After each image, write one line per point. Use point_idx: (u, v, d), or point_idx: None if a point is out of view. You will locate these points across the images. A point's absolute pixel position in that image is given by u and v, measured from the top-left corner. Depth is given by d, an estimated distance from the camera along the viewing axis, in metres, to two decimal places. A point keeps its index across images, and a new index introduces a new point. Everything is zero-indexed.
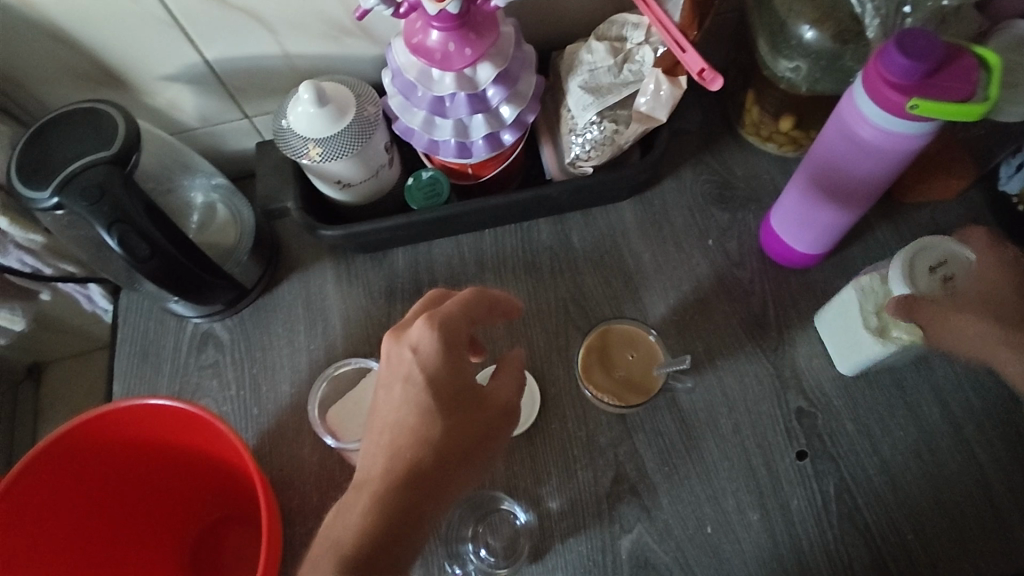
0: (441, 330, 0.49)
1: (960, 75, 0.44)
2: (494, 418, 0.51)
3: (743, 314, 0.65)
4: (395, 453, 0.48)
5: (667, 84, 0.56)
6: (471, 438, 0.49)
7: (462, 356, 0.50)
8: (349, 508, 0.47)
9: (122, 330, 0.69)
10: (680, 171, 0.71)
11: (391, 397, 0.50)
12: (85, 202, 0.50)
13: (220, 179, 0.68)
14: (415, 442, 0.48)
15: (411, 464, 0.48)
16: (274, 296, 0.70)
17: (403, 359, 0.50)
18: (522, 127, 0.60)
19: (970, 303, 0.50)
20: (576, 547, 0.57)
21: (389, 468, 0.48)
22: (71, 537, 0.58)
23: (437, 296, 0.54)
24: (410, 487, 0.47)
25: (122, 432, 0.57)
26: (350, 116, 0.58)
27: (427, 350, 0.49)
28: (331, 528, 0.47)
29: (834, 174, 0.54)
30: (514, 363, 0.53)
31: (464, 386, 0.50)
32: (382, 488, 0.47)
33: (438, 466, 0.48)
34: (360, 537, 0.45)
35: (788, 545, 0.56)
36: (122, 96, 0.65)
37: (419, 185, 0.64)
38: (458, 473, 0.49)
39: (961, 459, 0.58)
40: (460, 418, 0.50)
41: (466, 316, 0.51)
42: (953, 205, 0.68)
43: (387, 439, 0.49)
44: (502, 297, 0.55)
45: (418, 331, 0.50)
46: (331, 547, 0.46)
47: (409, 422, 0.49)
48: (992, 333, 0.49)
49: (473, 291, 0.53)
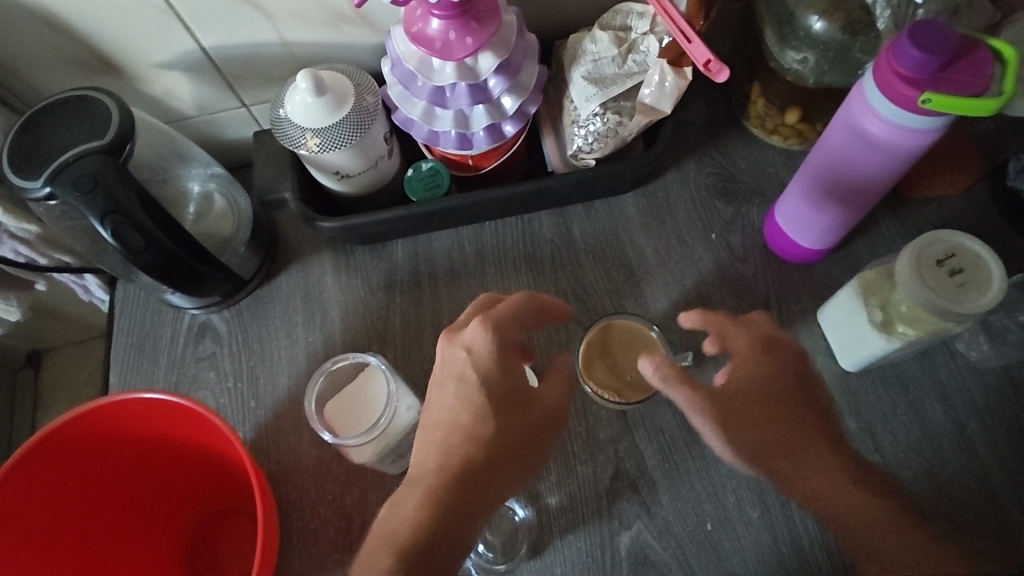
0: (498, 331, 0.51)
1: (974, 69, 0.43)
2: (542, 423, 0.53)
3: (746, 310, 0.64)
4: (449, 449, 0.49)
5: (672, 76, 0.56)
6: (523, 440, 0.51)
7: (514, 358, 0.52)
8: (402, 505, 0.47)
9: (119, 321, 0.68)
10: (684, 164, 0.71)
11: (444, 395, 0.51)
12: (78, 192, 0.49)
13: (218, 168, 0.67)
14: (469, 439, 0.49)
15: (466, 460, 0.48)
16: (272, 288, 0.69)
17: (458, 359, 0.51)
18: (524, 118, 0.59)
19: (738, 409, 0.53)
20: (575, 544, 0.57)
21: (443, 464, 0.48)
22: (65, 533, 0.58)
23: (488, 299, 0.56)
24: (463, 483, 0.47)
25: (114, 428, 0.56)
26: (348, 106, 0.56)
27: (480, 349, 0.51)
28: (383, 525, 0.46)
29: (843, 170, 0.53)
30: (562, 371, 0.55)
31: (515, 389, 0.52)
32: (437, 481, 0.47)
33: (490, 463, 0.49)
34: (416, 530, 0.44)
35: (789, 544, 0.56)
36: (118, 85, 0.64)
37: (419, 176, 0.63)
38: (508, 473, 0.49)
39: (965, 457, 0.57)
40: (513, 418, 0.51)
41: (517, 320, 0.53)
42: (960, 201, 0.67)
43: (440, 435, 0.50)
44: (551, 301, 0.57)
45: (472, 332, 0.51)
46: (386, 539, 0.45)
47: (462, 419, 0.50)
48: (756, 431, 0.52)
49: (523, 295, 0.55)
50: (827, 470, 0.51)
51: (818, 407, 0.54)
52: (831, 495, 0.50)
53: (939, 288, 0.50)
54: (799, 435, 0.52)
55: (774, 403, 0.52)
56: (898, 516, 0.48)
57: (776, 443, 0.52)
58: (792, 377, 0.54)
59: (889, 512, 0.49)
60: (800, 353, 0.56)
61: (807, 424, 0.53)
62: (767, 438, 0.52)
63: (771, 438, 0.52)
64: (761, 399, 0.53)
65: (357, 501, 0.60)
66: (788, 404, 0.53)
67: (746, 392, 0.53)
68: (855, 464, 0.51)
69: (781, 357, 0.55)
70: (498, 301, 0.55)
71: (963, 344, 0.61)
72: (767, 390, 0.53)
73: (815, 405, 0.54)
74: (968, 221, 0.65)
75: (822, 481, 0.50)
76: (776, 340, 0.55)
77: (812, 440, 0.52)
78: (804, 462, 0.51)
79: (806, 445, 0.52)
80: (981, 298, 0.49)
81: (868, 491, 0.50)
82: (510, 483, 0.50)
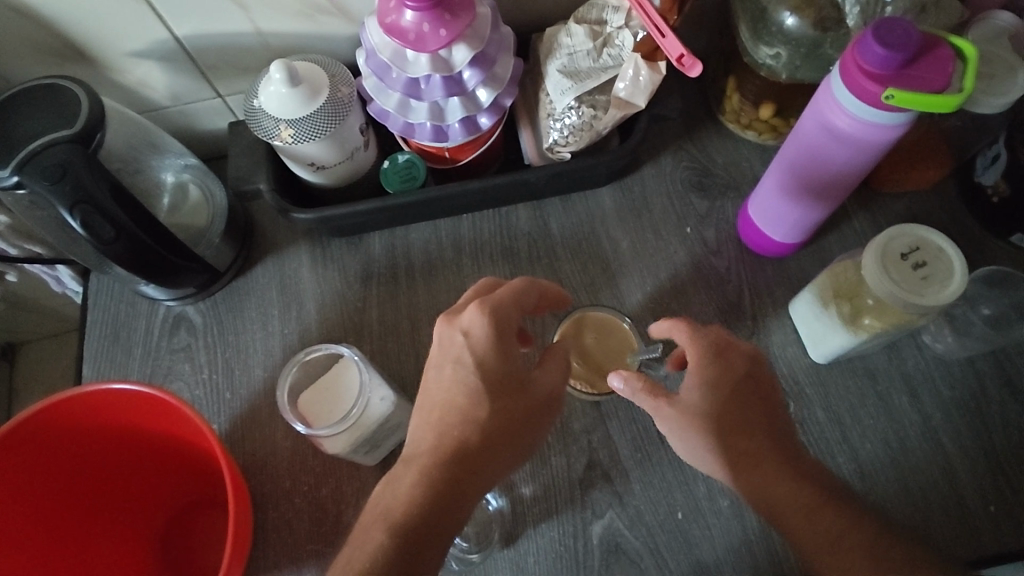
0: (496, 315, 0.50)
1: (936, 65, 0.44)
2: (542, 409, 0.52)
3: (719, 302, 0.65)
4: (444, 431, 0.49)
5: (646, 70, 0.55)
6: (517, 425, 0.50)
7: (512, 344, 0.51)
8: (398, 481, 0.48)
9: (92, 313, 0.68)
10: (660, 158, 0.71)
11: (440, 377, 0.51)
12: (46, 181, 0.49)
13: (192, 159, 0.66)
14: (464, 421, 0.49)
15: (460, 442, 0.48)
16: (248, 280, 0.69)
17: (455, 342, 0.51)
18: (499, 110, 0.59)
19: (708, 415, 0.49)
20: (548, 533, 0.58)
21: (438, 445, 0.49)
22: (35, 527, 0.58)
23: (489, 284, 0.55)
24: (458, 464, 0.48)
25: (86, 419, 0.56)
26: (323, 97, 0.56)
27: (478, 333, 0.50)
28: (379, 501, 0.48)
29: (814, 164, 0.54)
30: (561, 353, 0.53)
31: (511, 374, 0.51)
32: (432, 461, 0.48)
33: (484, 447, 0.49)
34: (410, 507, 0.45)
35: (758, 532, 0.57)
36: (90, 73, 0.63)
37: (395, 168, 0.64)
38: (504, 456, 0.50)
39: (929, 447, 0.59)
40: (508, 402, 0.50)
41: (517, 305, 0.52)
42: (930, 196, 0.68)
43: (437, 417, 0.50)
44: (552, 288, 0.57)
45: (469, 316, 0.50)
46: (382, 515, 0.46)
47: (458, 402, 0.50)
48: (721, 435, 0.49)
49: (524, 281, 0.54)
50: (783, 475, 0.48)
51: (778, 411, 0.52)
52: (781, 499, 0.47)
53: (903, 281, 0.51)
54: (752, 446, 0.49)
55: (741, 402, 0.50)
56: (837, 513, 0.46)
57: (739, 445, 0.49)
58: (745, 385, 0.50)
59: (843, 524, 0.45)
60: (753, 356, 0.52)
61: (768, 431, 0.50)
62: (721, 450, 0.49)
63: (725, 449, 0.49)
64: (720, 410, 0.49)
65: (332, 492, 0.60)
66: (751, 405, 0.50)
67: (698, 408, 0.49)
68: (814, 471, 0.48)
69: (732, 367, 0.50)
70: (499, 286, 0.55)
71: (929, 337, 0.62)
72: (720, 403, 0.49)
73: (773, 412, 0.51)
74: (937, 217, 0.67)
75: (773, 490, 0.47)
76: (728, 350, 0.50)
77: (772, 447, 0.49)
78: (760, 468, 0.48)
79: (757, 454, 0.49)
80: (943, 291, 0.51)
81: (821, 496, 0.47)
82: (508, 464, 0.50)
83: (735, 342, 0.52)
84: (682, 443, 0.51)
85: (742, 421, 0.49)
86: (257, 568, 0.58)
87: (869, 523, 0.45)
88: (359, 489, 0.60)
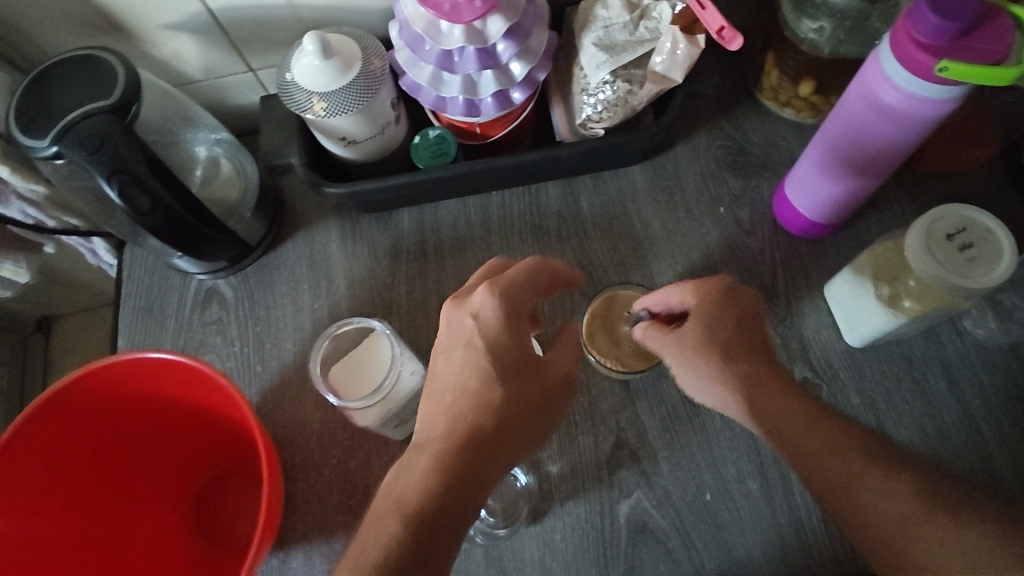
0: (506, 297, 0.50)
1: (992, 36, 0.42)
2: (553, 391, 0.52)
3: (752, 284, 0.64)
4: (457, 416, 0.49)
5: (684, 43, 0.54)
6: (531, 409, 0.50)
7: (523, 325, 0.51)
8: (410, 469, 0.47)
9: (126, 284, 0.69)
10: (694, 136, 0.70)
11: (451, 362, 0.51)
12: (85, 151, 0.49)
13: (224, 134, 0.67)
14: (477, 406, 0.48)
15: (474, 427, 0.47)
16: (279, 254, 0.69)
17: (465, 325, 0.51)
18: (532, 85, 0.58)
19: (714, 348, 0.51)
20: (575, 511, 0.58)
21: (451, 431, 0.48)
22: (71, 499, 0.59)
23: (497, 266, 0.55)
24: (472, 451, 0.47)
25: (117, 388, 0.57)
26: (355, 70, 0.56)
27: (488, 316, 0.50)
28: (391, 489, 0.47)
29: (854, 141, 0.52)
30: (572, 336, 0.54)
31: (523, 357, 0.51)
32: (445, 448, 0.47)
33: (499, 430, 0.48)
34: (423, 495, 0.45)
35: (788, 516, 0.56)
36: (125, 46, 0.63)
37: (426, 143, 0.64)
38: (519, 442, 0.49)
39: (966, 434, 0.57)
40: (522, 385, 0.50)
41: (528, 286, 0.52)
42: (975, 177, 0.66)
43: (449, 402, 0.49)
44: (562, 268, 0.56)
45: (480, 298, 0.51)
46: (394, 504, 0.45)
47: (470, 385, 0.49)
48: (728, 371, 0.50)
49: (534, 261, 0.54)
50: (800, 409, 0.48)
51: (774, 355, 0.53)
52: (806, 434, 0.47)
53: (949, 264, 0.49)
54: (758, 380, 0.50)
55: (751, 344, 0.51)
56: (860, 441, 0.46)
57: (748, 379, 0.50)
58: (747, 320, 0.52)
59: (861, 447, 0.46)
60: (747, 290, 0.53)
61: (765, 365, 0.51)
62: (730, 383, 0.50)
63: (736, 383, 0.50)
64: (726, 344, 0.51)
65: (360, 465, 0.61)
66: (752, 346, 0.51)
67: (701, 338, 0.51)
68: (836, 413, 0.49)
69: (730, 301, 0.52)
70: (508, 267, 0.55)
71: (970, 322, 0.61)
72: (725, 335, 0.51)
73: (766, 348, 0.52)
74: (981, 199, 0.65)
75: (778, 421, 0.48)
76: (731, 291, 0.52)
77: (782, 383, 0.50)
78: (773, 398, 0.49)
79: (776, 394, 0.49)
80: (992, 273, 0.49)
81: (842, 424, 0.47)
82: (521, 450, 0.49)
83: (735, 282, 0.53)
84: (688, 377, 0.53)
85: (748, 356, 0.51)
86: (287, 538, 0.59)
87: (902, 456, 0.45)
88: (388, 463, 0.60)
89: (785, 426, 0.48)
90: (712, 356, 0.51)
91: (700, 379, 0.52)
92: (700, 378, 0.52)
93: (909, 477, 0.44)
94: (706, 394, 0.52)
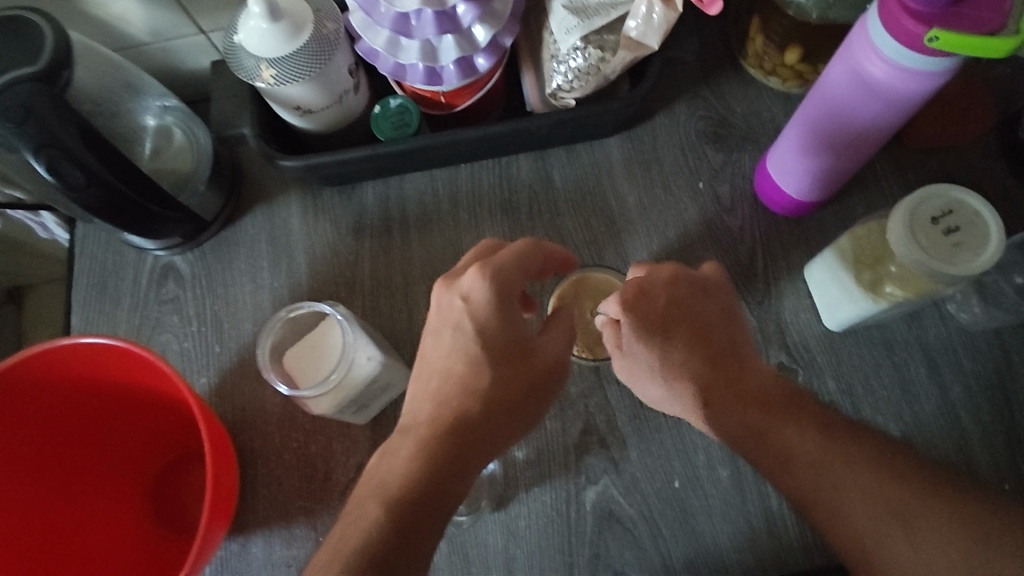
0: (498, 281, 0.47)
1: (986, 4, 0.39)
2: (542, 378, 0.49)
3: (730, 264, 0.61)
4: (443, 401, 0.47)
5: (659, 7, 0.49)
6: (521, 394, 0.48)
7: (515, 309, 0.48)
8: (394, 455, 0.45)
9: (79, 261, 0.66)
10: (674, 106, 0.66)
11: (439, 345, 0.49)
12: (9, 123, 0.45)
13: (172, 101, 0.63)
14: (464, 391, 0.47)
15: (460, 413, 0.46)
16: (237, 229, 0.66)
17: (454, 307, 0.48)
18: (497, 51, 0.54)
19: (660, 366, 0.50)
20: (540, 497, 0.56)
21: (436, 415, 0.46)
22: (11, 493, 0.56)
23: (489, 247, 0.52)
24: (456, 438, 0.45)
25: (61, 373, 0.55)
26: (306, 34, 0.52)
27: (478, 299, 0.48)
28: (374, 474, 0.45)
29: (838, 118, 0.49)
30: (566, 321, 0.51)
31: (515, 341, 0.48)
32: (429, 435, 0.45)
33: (486, 418, 0.46)
34: (405, 481, 0.43)
35: (757, 505, 0.55)
36: (63, 6, 0.59)
37: (386, 114, 0.59)
38: (505, 430, 0.47)
39: (944, 421, 0.56)
40: (512, 370, 0.48)
41: (522, 268, 0.49)
42: (966, 152, 0.62)
43: (436, 385, 0.48)
44: (558, 249, 0.53)
45: (469, 280, 0.48)
46: (376, 489, 0.43)
47: (458, 369, 0.47)
48: (681, 386, 0.49)
49: (528, 242, 0.51)
50: (771, 413, 0.46)
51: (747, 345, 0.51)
52: (777, 435, 0.45)
53: (933, 250, 0.47)
54: (712, 382, 0.48)
55: (710, 349, 0.50)
56: (838, 445, 0.44)
57: (707, 390, 0.48)
58: (696, 317, 0.50)
59: (838, 453, 0.43)
60: (685, 276, 0.51)
61: (731, 372, 0.49)
62: (685, 399, 0.49)
63: (690, 395, 0.49)
64: (673, 358, 0.49)
65: (322, 450, 0.59)
66: (710, 350, 0.50)
67: (643, 359, 0.50)
68: (821, 411, 0.46)
69: (655, 303, 0.50)
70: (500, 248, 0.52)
71: (954, 306, 0.58)
72: (668, 349, 0.50)
73: (728, 343, 0.50)
74: (972, 175, 0.62)
75: (743, 426, 0.47)
76: (649, 288, 0.50)
77: (758, 381, 0.48)
78: (738, 408, 0.47)
79: (745, 397, 0.48)
80: (975, 260, 0.46)
81: (822, 424, 0.45)
82: (508, 436, 0.48)
83: (652, 273, 0.51)
84: (647, 392, 0.52)
85: (703, 367, 0.49)
86: (246, 524, 0.58)
87: (882, 457, 0.43)
88: (349, 447, 0.59)
89: (754, 432, 0.46)
90: (659, 370, 0.50)
91: (654, 398, 0.51)
92: (657, 393, 0.51)
93: (883, 484, 0.42)
94: (669, 407, 0.51)
